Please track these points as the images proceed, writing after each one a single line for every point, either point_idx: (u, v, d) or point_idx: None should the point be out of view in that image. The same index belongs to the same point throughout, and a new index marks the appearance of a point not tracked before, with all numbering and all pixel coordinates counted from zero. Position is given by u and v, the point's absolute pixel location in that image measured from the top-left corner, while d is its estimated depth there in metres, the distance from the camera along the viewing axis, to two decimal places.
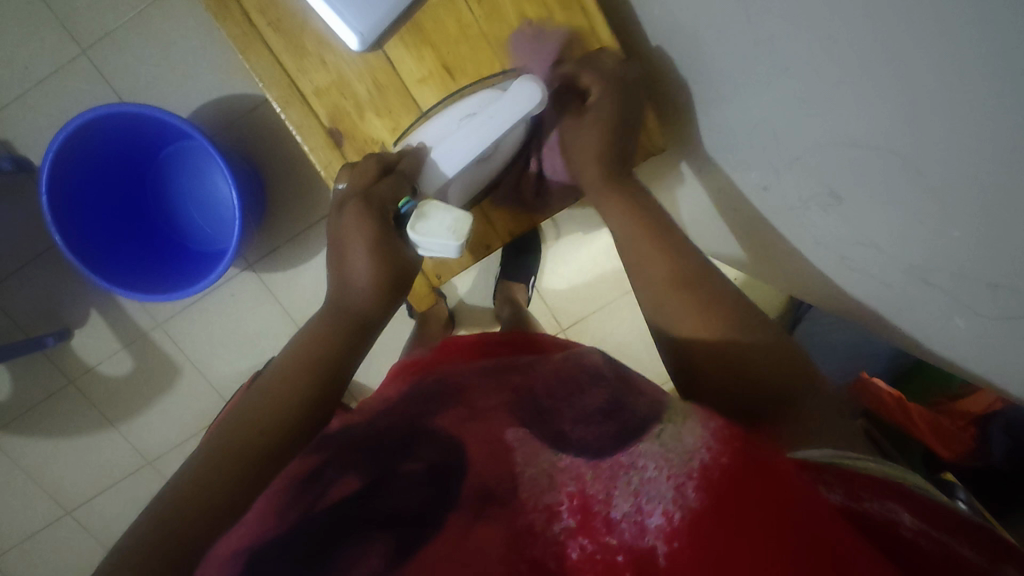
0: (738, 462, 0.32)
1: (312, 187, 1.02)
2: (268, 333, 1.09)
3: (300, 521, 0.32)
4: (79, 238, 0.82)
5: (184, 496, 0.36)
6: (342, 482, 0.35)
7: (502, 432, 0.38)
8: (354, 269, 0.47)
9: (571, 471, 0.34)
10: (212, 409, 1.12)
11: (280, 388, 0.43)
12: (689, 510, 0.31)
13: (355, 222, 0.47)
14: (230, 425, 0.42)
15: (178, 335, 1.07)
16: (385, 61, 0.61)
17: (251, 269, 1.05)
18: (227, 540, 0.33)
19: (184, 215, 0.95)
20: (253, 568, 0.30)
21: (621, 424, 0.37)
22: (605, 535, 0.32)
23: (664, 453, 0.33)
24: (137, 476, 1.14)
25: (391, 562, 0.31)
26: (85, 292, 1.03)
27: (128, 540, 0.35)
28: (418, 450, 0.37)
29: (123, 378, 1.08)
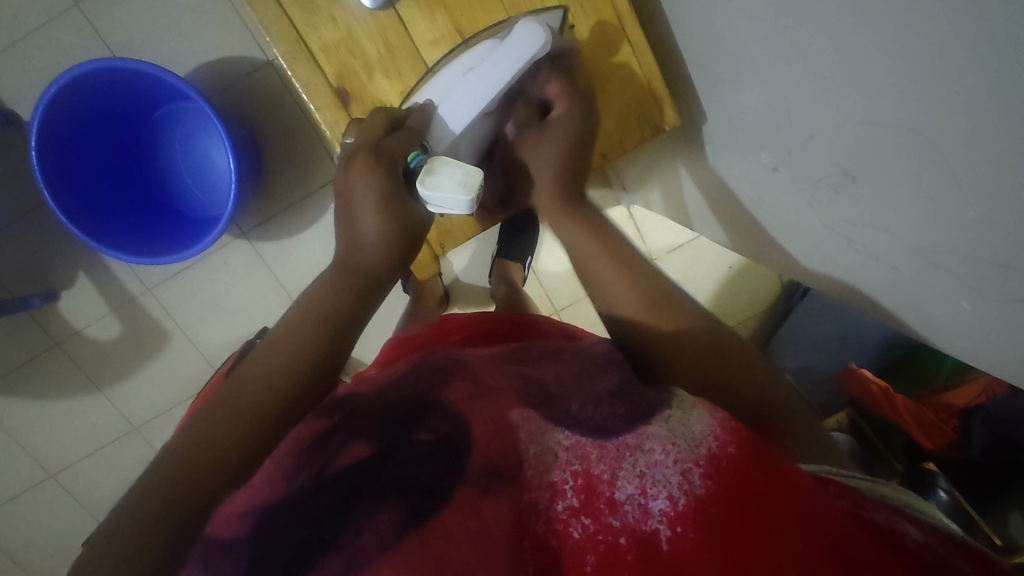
0: (746, 451, 0.32)
1: (313, 154, 1.00)
2: (260, 303, 1.08)
3: (311, 486, 0.33)
4: (65, 194, 0.80)
5: (194, 449, 0.36)
6: (351, 448, 0.35)
7: (508, 411, 0.37)
8: (363, 225, 0.46)
9: (577, 450, 0.34)
10: (200, 376, 1.12)
11: (283, 351, 0.42)
12: (694, 496, 0.31)
13: (366, 181, 0.46)
14: (232, 388, 0.40)
15: (169, 301, 1.06)
16: (395, 23, 0.59)
17: (244, 236, 1.03)
18: (232, 500, 0.34)
19: (180, 177, 0.93)
20: (262, 532, 0.31)
21: (630, 407, 0.37)
22: (608, 516, 0.31)
23: (670, 437, 0.33)
24: (123, 441, 1.14)
25: (401, 532, 0.30)
26: (73, 253, 1.00)
27: (140, 488, 0.35)
28: (428, 421, 0.36)
29: (111, 342, 1.07)
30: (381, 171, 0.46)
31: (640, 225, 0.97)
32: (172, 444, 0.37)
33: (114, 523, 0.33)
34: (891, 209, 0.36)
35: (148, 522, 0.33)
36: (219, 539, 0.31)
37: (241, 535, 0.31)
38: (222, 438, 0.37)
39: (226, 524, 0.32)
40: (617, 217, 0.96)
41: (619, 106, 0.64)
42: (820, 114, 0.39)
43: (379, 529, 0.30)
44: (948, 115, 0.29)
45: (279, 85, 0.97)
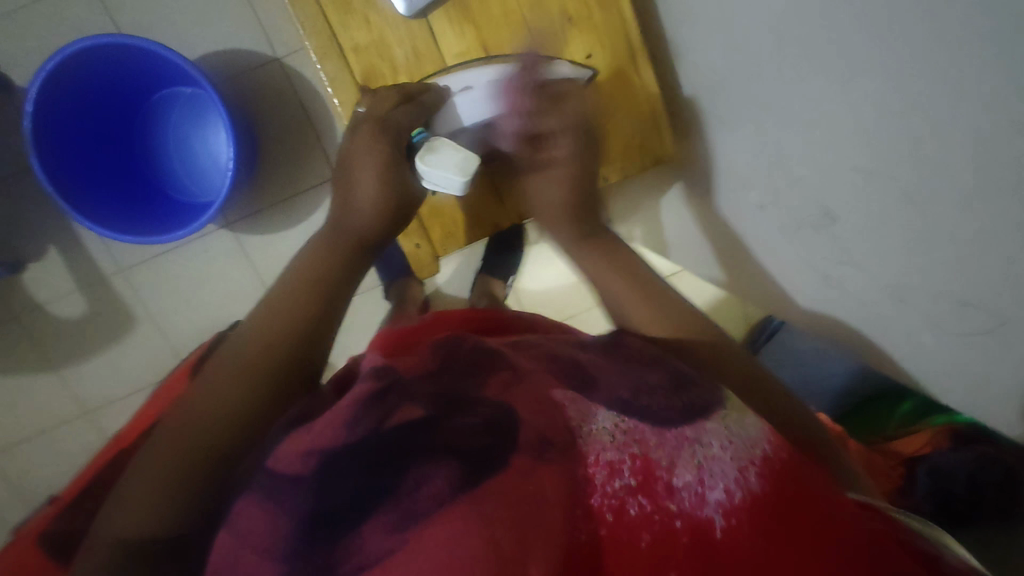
0: (793, 459, 0.37)
1: (307, 154, 1.01)
2: (235, 296, 1.06)
3: (372, 436, 0.35)
4: (55, 164, 0.79)
5: (212, 408, 0.40)
6: (406, 409, 0.36)
7: (550, 391, 0.39)
8: (357, 192, 0.49)
9: (635, 434, 0.37)
10: (161, 366, 1.08)
11: (268, 321, 0.45)
12: (749, 491, 0.34)
13: (371, 174, 0.49)
14: (227, 357, 0.44)
15: (140, 284, 1.03)
16: (424, 34, 0.62)
17: (228, 227, 1.03)
18: (296, 441, 0.36)
19: (170, 158, 0.92)
20: (326, 478, 0.34)
21: (685, 402, 0.39)
22: (665, 499, 0.35)
23: (728, 435, 0.37)
24: (71, 426, 1.08)
25: (459, 489, 0.33)
26: (48, 225, 0.98)
27: (168, 439, 0.40)
28: (474, 406, 0.36)
29: (74, 320, 1.04)
30: (392, 166, 0.49)
31: None
32: (180, 414, 0.41)
33: (139, 482, 0.37)
34: (871, 252, 0.40)
35: (171, 484, 0.37)
36: (281, 475, 0.34)
37: (306, 473, 0.34)
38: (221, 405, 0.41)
39: (290, 459, 0.35)
40: None
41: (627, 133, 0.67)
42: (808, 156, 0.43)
43: (437, 485, 0.33)
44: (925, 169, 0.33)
45: (282, 81, 0.98)
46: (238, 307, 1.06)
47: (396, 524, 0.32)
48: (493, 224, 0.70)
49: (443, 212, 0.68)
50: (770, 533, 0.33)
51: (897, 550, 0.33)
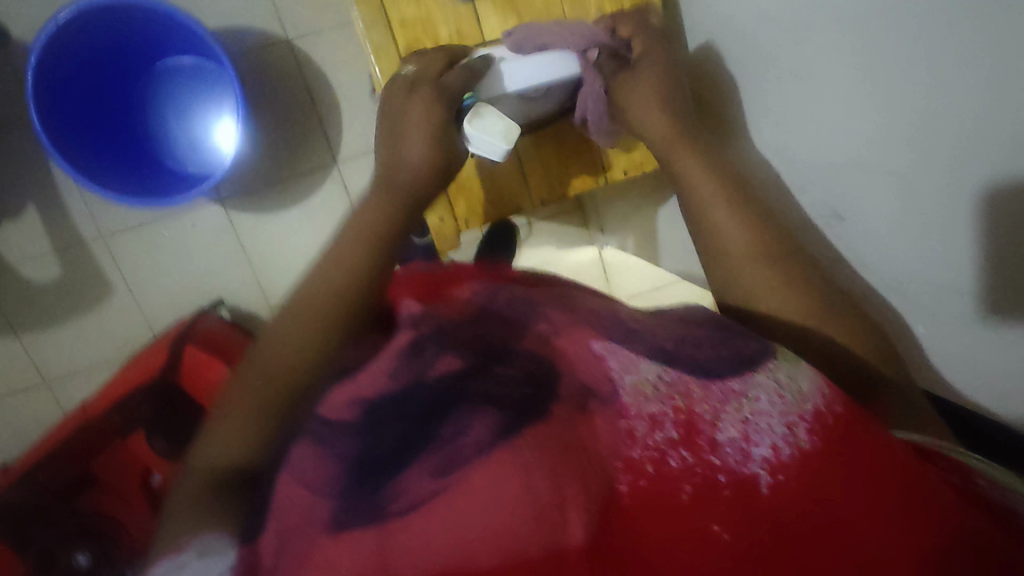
0: (848, 410, 0.37)
1: (306, 136, 1.01)
2: (220, 273, 1.04)
3: (414, 387, 0.38)
4: (55, 118, 0.78)
5: (294, 342, 0.47)
6: (445, 360, 0.40)
7: (590, 344, 0.42)
8: (410, 147, 0.55)
9: (680, 387, 0.39)
10: (132, 341, 1.05)
11: (318, 289, 0.51)
12: (798, 448, 0.35)
13: (418, 135, 0.55)
14: (287, 321, 0.50)
15: (121, 252, 1.00)
16: (471, 18, 0.66)
17: (221, 204, 1.01)
18: (346, 387, 0.40)
19: (168, 127, 0.91)
20: (373, 420, 0.37)
21: (734, 353, 0.42)
22: (708, 453, 0.36)
23: (778, 389, 0.38)
24: (27, 396, 1.03)
25: (499, 435, 0.35)
26: (34, 181, 0.95)
27: (263, 369, 0.46)
28: (511, 359, 0.41)
29: (45, 284, 1.00)
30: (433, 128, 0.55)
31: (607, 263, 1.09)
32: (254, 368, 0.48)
33: (223, 421, 0.45)
34: (891, 232, 0.50)
35: (245, 421, 0.43)
36: (326, 420, 0.38)
37: (352, 416, 0.37)
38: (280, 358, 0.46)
39: (339, 407, 0.38)
40: (587, 254, 1.09)
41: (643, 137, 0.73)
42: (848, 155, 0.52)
43: (478, 433, 0.35)
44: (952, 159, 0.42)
45: (291, 63, 0.98)
46: (223, 284, 1.05)
47: (441, 470, 0.34)
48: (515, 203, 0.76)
49: (472, 191, 0.74)
50: (821, 488, 0.33)
51: (956, 500, 0.34)
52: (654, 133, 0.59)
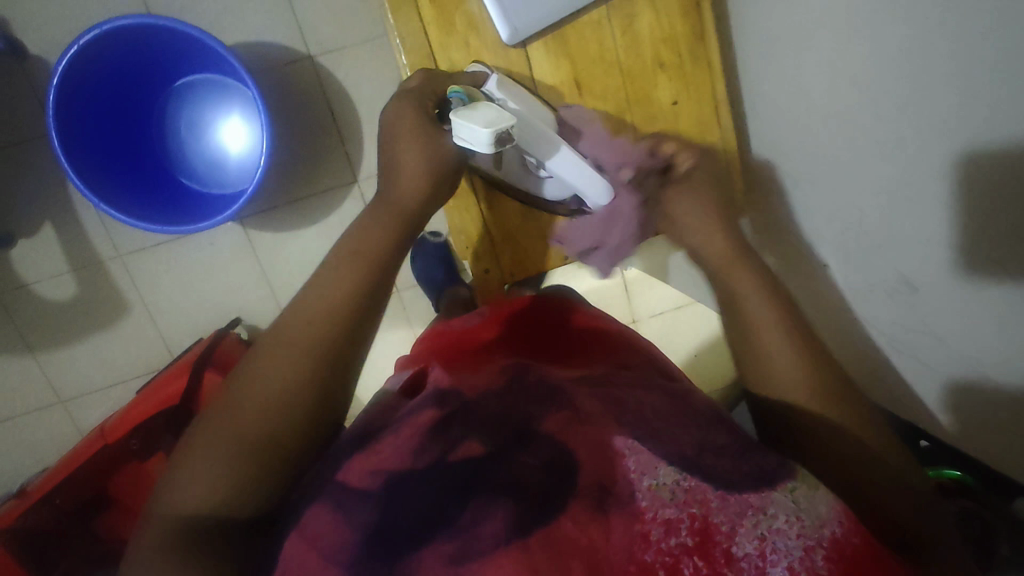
0: (869, 544, 0.33)
1: (326, 154, 0.98)
2: (239, 295, 1.03)
3: (434, 468, 0.38)
4: (76, 147, 0.77)
5: (271, 392, 0.40)
6: (468, 443, 0.39)
7: (611, 438, 0.39)
8: (405, 173, 0.47)
9: (696, 493, 0.35)
10: (149, 360, 1.03)
11: (315, 310, 0.42)
12: (814, 573, 0.31)
13: (414, 169, 0.48)
14: (274, 345, 0.42)
15: (138, 272, 0.99)
16: (519, 62, 0.64)
17: (240, 224, 0.99)
18: (359, 462, 0.39)
19: (189, 150, 0.89)
20: (389, 496, 0.37)
21: (752, 468, 0.37)
22: (724, 566, 0.32)
23: (796, 510, 0.34)
24: (42, 414, 1.02)
25: (513, 532, 0.34)
26: (53, 200, 0.93)
27: (231, 421, 0.39)
28: (533, 446, 0.39)
29: (61, 302, 0.98)
30: (428, 168, 0.48)
31: (630, 285, 1.07)
32: (226, 396, 0.40)
33: (196, 463, 0.38)
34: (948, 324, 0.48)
35: (236, 470, 0.38)
36: (347, 486, 0.38)
37: (374, 487, 0.38)
38: (277, 397, 0.40)
39: (358, 474, 0.39)
40: (609, 275, 1.06)
41: None
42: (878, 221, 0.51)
43: (493, 525, 0.35)
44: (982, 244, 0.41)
45: (314, 86, 0.95)
46: (241, 306, 1.03)
47: (454, 557, 0.34)
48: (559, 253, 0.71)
49: (516, 241, 0.70)
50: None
51: None
52: (712, 252, 0.48)
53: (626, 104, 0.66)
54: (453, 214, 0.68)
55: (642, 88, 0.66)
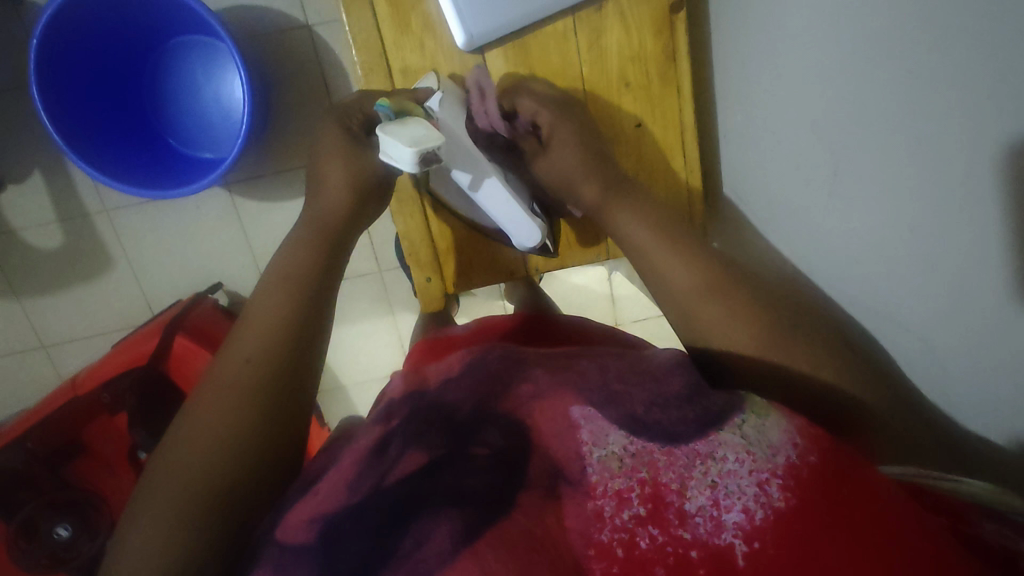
0: (828, 462, 0.32)
1: (311, 121, 0.95)
2: (221, 260, 1.03)
3: (373, 496, 0.34)
4: (59, 105, 0.78)
5: (214, 425, 0.37)
6: (409, 457, 0.36)
7: (570, 409, 0.37)
8: (328, 186, 0.46)
9: (644, 457, 0.34)
10: (132, 315, 1.05)
11: (250, 344, 0.39)
12: (773, 509, 0.30)
13: (339, 180, 0.46)
14: (210, 390, 0.38)
15: (123, 228, 0.99)
16: (478, 65, 0.64)
17: (226, 188, 0.98)
18: (302, 505, 0.34)
19: (178, 113, 0.89)
20: (332, 544, 0.32)
21: (701, 411, 0.35)
22: (677, 528, 0.31)
23: (745, 445, 0.33)
24: (27, 356, 1.06)
25: (459, 542, 0.31)
26: (38, 152, 0.93)
27: (176, 465, 0.35)
28: (484, 435, 0.38)
29: (47, 252, 0.99)
30: (352, 176, 0.46)
31: (615, 288, 1.05)
32: (167, 451, 0.37)
33: (139, 531, 0.33)
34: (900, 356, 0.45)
35: (181, 523, 0.33)
36: (290, 548, 0.32)
37: (310, 540, 0.33)
38: (218, 441, 0.36)
39: (293, 529, 0.33)
40: (594, 276, 1.04)
41: (659, 205, 0.69)
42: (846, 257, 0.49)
43: (438, 539, 0.32)
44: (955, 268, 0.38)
45: (307, 52, 0.92)
46: (223, 270, 1.04)
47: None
48: (512, 268, 0.70)
49: (465, 250, 0.69)
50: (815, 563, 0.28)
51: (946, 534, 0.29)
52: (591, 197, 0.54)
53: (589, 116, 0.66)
54: (399, 222, 0.66)
55: (605, 104, 0.66)
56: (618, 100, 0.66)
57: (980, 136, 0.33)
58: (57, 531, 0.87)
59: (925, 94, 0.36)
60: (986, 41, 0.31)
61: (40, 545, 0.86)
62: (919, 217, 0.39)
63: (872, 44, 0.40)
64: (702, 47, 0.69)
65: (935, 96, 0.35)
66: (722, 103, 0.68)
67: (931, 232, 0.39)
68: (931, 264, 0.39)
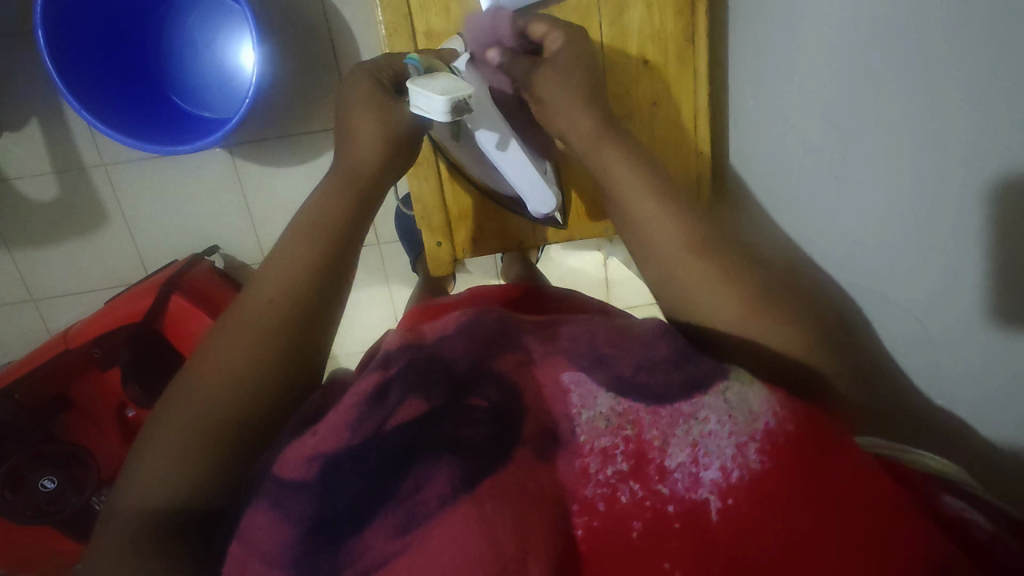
0: (803, 430, 0.33)
1: (322, 85, 0.95)
2: (220, 222, 1.02)
3: (374, 439, 0.34)
4: (65, 52, 0.77)
5: (227, 367, 0.37)
6: (410, 403, 0.35)
7: (559, 374, 0.38)
8: (358, 140, 0.45)
9: (629, 415, 0.35)
10: (125, 273, 1.04)
11: (274, 287, 0.40)
12: (748, 469, 0.32)
13: (371, 135, 0.45)
14: (228, 329, 0.39)
15: (120, 184, 0.98)
16: None
17: (229, 151, 0.97)
18: (300, 443, 0.34)
19: (184, 70, 0.88)
20: (333, 482, 0.32)
21: (686, 375, 0.36)
22: (657, 483, 0.33)
23: (728, 409, 0.34)
24: (17, 309, 1.05)
25: (459, 490, 0.31)
26: (37, 98, 0.91)
27: (187, 402, 0.36)
28: (482, 388, 0.37)
29: (42, 203, 0.98)
30: (384, 131, 0.45)
31: (610, 273, 1.07)
32: (184, 378, 0.37)
33: (154, 451, 0.35)
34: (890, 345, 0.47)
35: (189, 459, 0.34)
36: (286, 482, 0.33)
37: (312, 479, 0.32)
38: (233, 378, 0.37)
39: (294, 465, 0.33)
40: (590, 259, 1.05)
41: None
42: (847, 245, 0.50)
43: (437, 486, 0.31)
44: (951, 256, 0.39)
45: (316, 16, 0.91)
46: (220, 233, 1.03)
47: (400, 527, 0.31)
48: (519, 241, 0.71)
49: (475, 218, 0.69)
50: (766, 515, 0.31)
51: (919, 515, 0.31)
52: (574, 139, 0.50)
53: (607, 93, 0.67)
54: (413, 183, 0.67)
55: (623, 83, 0.67)
56: (634, 80, 0.66)
57: (989, 125, 0.34)
58: (42, 483, 0.87)
59: (940, 87, 0.37)
60: (997, 33, 0.32)
61: (25, 497, 0.87)
62: (922, 204, 0.41)
63: (891, 29, 0.41)
64: (721, 32, 0.70)
65: (948, 88, 0.36)
66: (735, 90, 0.69)
67: (932, 220, 0.40)
68: (933, 251, 0.40)
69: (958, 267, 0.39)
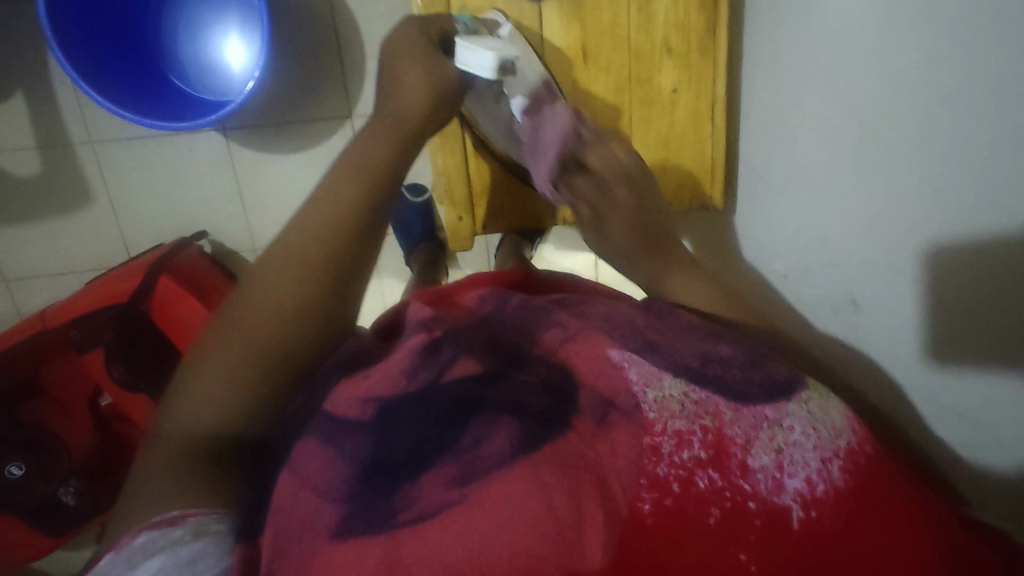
0: (879, 456, 0.34)
1: (330, 68, 0.94)
2: (212, 205, 1.00)
3: (430, 389, 0.34)
4: (65, 17, 0.75)
5: (273, 303, 0.37)
6: (462, 362, 0.35)
7: (610, 352, 0.38)
8: (405, 87, 0.47)
9: (708, 406, 0.35)
10: (106, 255, 1.00)
11: (321, 224, 0.39)
12: (833, 485, 0.32)
13: (415, 85, 0.47)
14: (274, 262, 0.38)
15: (109, 163, 0.95)
16: (532, 15, 0.66)
17: (224, 134, 0.96)
18: (353, 383, 0.34)
19: (186, 44, 0.87)
20: (388, 426, 0.33)
21: (767, 378, 0.37)
22: (738, 478, 0.33)
23: (813, 421, 0.34)
24: None
25: (518, 449, 0.31)
26: (24, 67, 0.88)
27: (236, 331, 0.37)
28: (530, 364, 0.37)
29: (22, 179, 0.94)
30: (428, 87, 0.48)
31: (601, 276, 1.07)
32: (230, 308, 0.38)
33: (201, 379, 0.36)
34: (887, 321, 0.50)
35: (237, 390, 0.36)
36: (339, 420, 0.33)
37: (367, 418, 0.33)
38: (278, 314, 0.37)
39: (348, 404, 0.33)
40: (582, 261, 1.06)
41: (681, 173, 0.73)
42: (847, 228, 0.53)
43: (497, 442, 0.31)
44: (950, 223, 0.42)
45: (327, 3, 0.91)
46: (211, 217, 1.01)
47: (458, 478, 0.31)
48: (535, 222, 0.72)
49: (494, 197, 0.71)
50: (856, 534, 0.31)
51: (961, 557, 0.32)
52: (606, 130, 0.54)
53: (629, 78, 0.69)
54: (438, 158, 0.68)
55: (644, 69, 0.69)
56: (654, 69, 0.69)
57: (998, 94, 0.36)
58: (8, 471, 0.83)
59: (949, 65, 0.40)
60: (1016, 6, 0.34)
61: None
62: (923, 179, 0.43)
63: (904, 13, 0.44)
64: (737, 28, 0.73)
65: (955, 71, 0.39)
66: (748, 83, 0.72)
67: (934, 194, 0.43)
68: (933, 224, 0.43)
69: (957, 234, 0.41)
